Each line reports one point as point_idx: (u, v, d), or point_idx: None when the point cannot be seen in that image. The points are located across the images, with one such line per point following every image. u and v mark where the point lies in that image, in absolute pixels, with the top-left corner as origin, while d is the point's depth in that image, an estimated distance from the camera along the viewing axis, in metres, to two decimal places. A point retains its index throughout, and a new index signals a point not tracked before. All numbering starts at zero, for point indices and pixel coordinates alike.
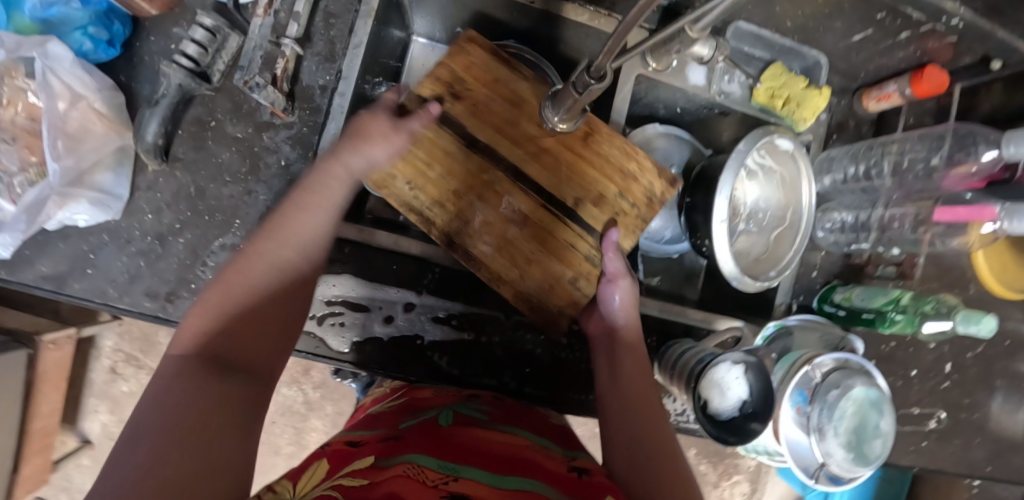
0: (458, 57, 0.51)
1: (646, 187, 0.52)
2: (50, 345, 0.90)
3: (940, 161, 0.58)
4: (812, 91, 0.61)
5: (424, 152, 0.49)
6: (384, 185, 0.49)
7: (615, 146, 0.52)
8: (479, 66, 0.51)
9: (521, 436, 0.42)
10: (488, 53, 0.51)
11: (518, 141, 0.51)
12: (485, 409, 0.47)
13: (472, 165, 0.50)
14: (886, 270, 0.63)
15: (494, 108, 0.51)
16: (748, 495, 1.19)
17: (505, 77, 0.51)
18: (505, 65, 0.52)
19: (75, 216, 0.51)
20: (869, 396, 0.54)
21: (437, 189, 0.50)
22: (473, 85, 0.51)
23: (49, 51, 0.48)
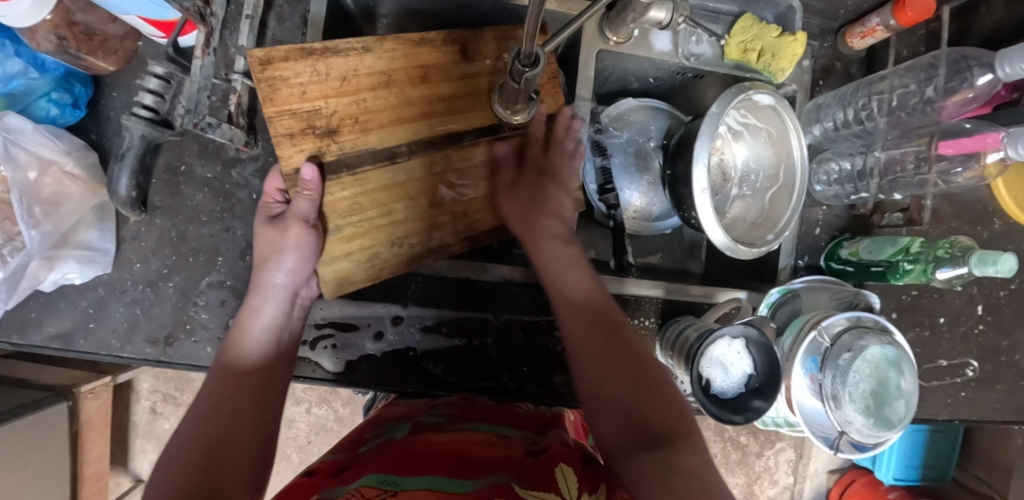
0: (281, 97, 0.45)
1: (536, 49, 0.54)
2: (88, 396, 0.96)
3: (934, 92, 0.54)
4: (786, 38, 0.56)
5: (371, 202, 0.48)
6: (374, 258, 0.50)
7: (488, 43, 0.52)
8: (313, 82, 0.46)
9: (478, 430, 0.46)
10: (297, 57, 0.45)
11: (426, 109, 0.50)
12: (447, 412, 0.50)
13: (416, 170, 0.49)
14: (893, 217, 0.59)
15: (370, 105, 0.48)
16: (795, 462, 1.15)
17: (343, 71, 0.47)
18: (324, 62, 0.46)
19: (67, 275, 0.53)
20: (887, 355, 0.51)
21: (415, 224, 0.50)
22: (331, 104, 0.46)
23: (9, 123, 0.49)
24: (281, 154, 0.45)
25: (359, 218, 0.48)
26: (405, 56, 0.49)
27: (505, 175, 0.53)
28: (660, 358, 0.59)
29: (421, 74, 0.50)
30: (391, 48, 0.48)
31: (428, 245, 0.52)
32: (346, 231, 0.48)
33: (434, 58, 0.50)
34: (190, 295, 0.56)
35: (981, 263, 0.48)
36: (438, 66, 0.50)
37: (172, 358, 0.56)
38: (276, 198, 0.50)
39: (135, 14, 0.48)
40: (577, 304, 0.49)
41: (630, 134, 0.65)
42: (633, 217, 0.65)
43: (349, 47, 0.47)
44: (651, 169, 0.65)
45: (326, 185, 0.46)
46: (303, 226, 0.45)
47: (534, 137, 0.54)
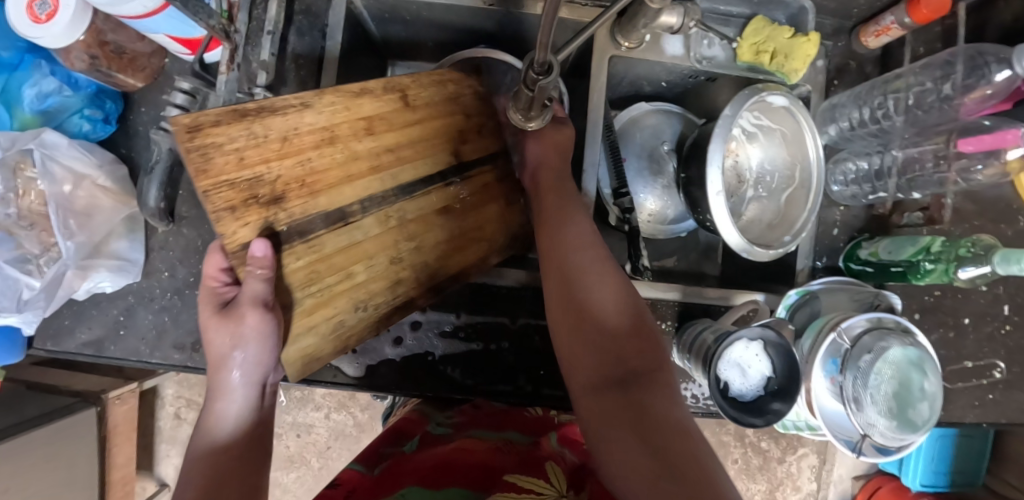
0: (206, 168, 0.34)
1: (475, 90, 0.54)
2: (116, 401, 0.99)
3: (952, 89, 0.53)
4: (800, 39, 0.56)
5: (330, 272, 0.42)
6: (339, 327, 0.45)
7: (428, 87, 0.49)
8: (247, 142, 0.36)
9: (484, 438, 0.49)
10: (229, 119, 0.35)
11: (374, 163, 0.44)
12: (452, 422, 0.54)
13: (372, 227, 0.44)
14: (913, 217, 0.58)
15: (316, 161, 0.40)
16: (818, 468, 1.13)
17: (279, 123, 0.38)
18: (260, 122, 0.37)
19: (99, 283, 0.54)
20: (909, 356, 0.50)
21: (379, 283, 0.46)
22: (250, 161, 0.36)
23: (45, 140, 0.52)
24: (223, 230, 0.36)
25: (318, 287, 0.42)
26: (348, 108, 0.42)
27: (460, 217, 0.51)
28: (677, 361, 0.59)
29: (366, 125, 0.43)
30: (333, 102, 0.41)
31: (393, 302, 0.48)
32: (307, 303, 0.42)
33: (377, 107, 0.44)
34: None
35: (1004, 262, 0.48)
36: (386, 114, 0.45)
37: (198, 364, 0.57)
38: (221, 280, 0.42)
39: (163, 32, 0.51)
40: (554, 242, 0.47)
41: (644, 138, 0.65)
42: (647, 220, 0.65)
43: (286, 104, 0.39)
44: (666, 172, 0.65)
45: (279, 257, 0.39)
46: (262, 311, 0.38)
47: (486, 178, 0.53)
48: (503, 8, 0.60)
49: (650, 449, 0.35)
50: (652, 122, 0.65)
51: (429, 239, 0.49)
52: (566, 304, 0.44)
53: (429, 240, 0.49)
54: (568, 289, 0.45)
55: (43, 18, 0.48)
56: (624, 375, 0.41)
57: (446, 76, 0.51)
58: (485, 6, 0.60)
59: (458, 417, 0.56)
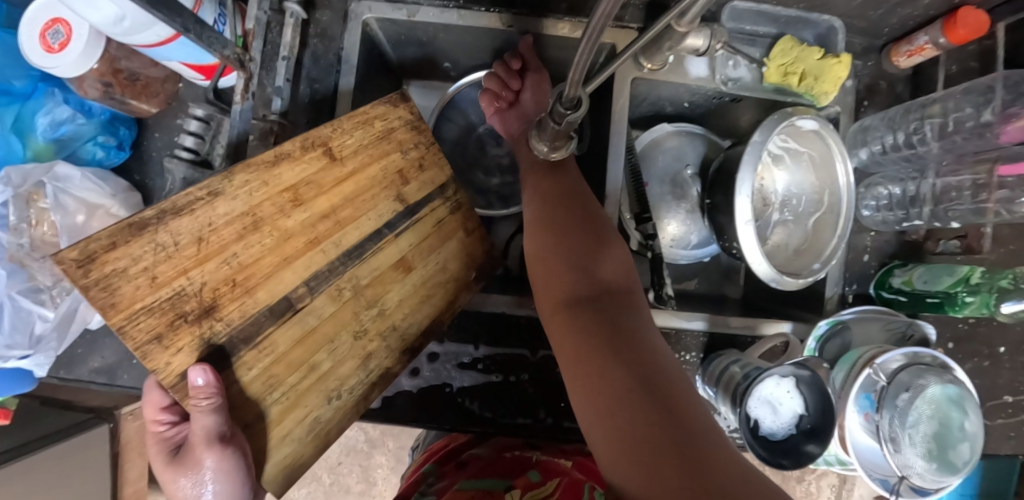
0: (123, 300, 0.31)
1: (405, 121, 0.48)
2: (128, 417, 0.98)
3: (992, 117, 0.50)
4: (830, 60, 0.54)
5: (288, 367, 0.38)
6: (315, 424, 0.41)
7: (350, 133, 0.44)
8: (160, 255, 0.32)
9: (463, 491, 0.42)
10: (128, 239, 0.31)
11: (311, 236, 0.40)
12: (437, 487, 0.47)
13: (327, 305, 0.41)
14: (949, 244, 0.56)
15: (247, 251, 0.36)
16: (838, 487, 1.11)
17: (192, 228, 0.34)
18: (166, 230, 0.33)
19: (113, 314, 0.53)
20: (948, 394, 0.48)
21: (349, 359, 0.43)
22: (167, 275, 0.33)
23: (58, 172, 0.51)
24: (154, 364, 0.33)
25: (282, 391, 0.38)
26: (266, 183, 0.38)
27: (419, 269, 0.48)
28: (702, 391, 0.57)
29: (293, 196, 0.39)
30: (247, 180, 0.37)
31: (368, 379, 0.44)
32: (275, 410, 0.38)
33: (303, 173, 0.40)
34: None
35: None
36: (313, 178, 0.41)
37: None
38: (164, 421, 0.40)
39: (177, 60, 0.50)
40: (546, 196, 0.51)
41: (666, 160, 0.63)
42: (669, 245, 0.63)
43: (193, 198, 0.34)
44: (689, 196, 0.64)
45: (229, 375, 0.35)
46: (219, 448, 0.34)
47: (438, 214, 0.50)
48: (523, 29, 0.59)
49: (623, 358, 0.37)
50: (644, 156, 0.63)
51: (391, 299, 0.45)
52: (550, 244, 0.47)
53: (390, 300, 0.45)
54: (552, 230, 0.48)
55: (56, 47, 0.47)
56: (598, 294, 0.43)
57: (370, 120, 0.45)
58: (504, 28, 0.58)
59: (442, 478, 0.49)
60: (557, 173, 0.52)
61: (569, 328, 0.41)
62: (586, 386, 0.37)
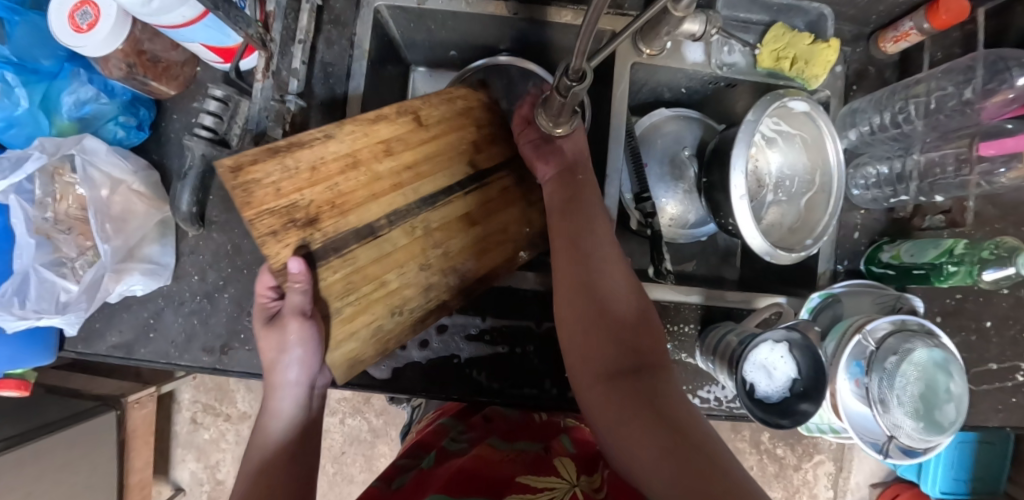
0: (250, 199, 0.40)
1: (483, 103, 0.56)
2: (134, 405, 1.00)
3: (973, 94, 0.53)
4: (820, 45, 0.57)
5: (366, 283, 0.46)
6: (379, 331, 0.49)
7: (438, 106, 0.52)
8: (283, 177, 0.41)
9: (498, 447, 0.49)
10: (266, 157, 0.41)
11: (398, 180, 0.47)
12: (468, 437, 0.52)
13: (400, 238, 0.47)
14: (934, 220, 0.58)
15: (345, 184, 0.44)
16: (834, 475, 1.12)
17: (309, 158, 0.43)
18: (291, 156, 0.42)
19: (132, 286, 0.55)
20: (934, 357, 0.50)
21: (414, 288, 0.49)
22: (290, 192, 0.41)
23: (86, 146, 0.53)
24: (267, 252, 0.41)
25: (356, 296, 0.46)
26: (366, 134, 0.46)
27: (482, 225, 0.53)
28: (700, 364, 0.59)
29: (385, 147, 0.47)
30: (355, 130, 0.45)
31: (427, 307, 0.51)
32: (346, 312, 0.46)
33: (394, 131, 0.48)
34: (245, 305, 0.58)
35: None
36: (401, 136, 0.48)
37: (227, 366, 0.58)
38: (269, 296, 0.47)
39: (199, 41, 0.52)
40: (579, 252, 0.48)
41: (664, 144, 0.66)
42: (668, 224, 0.66)
43: (312, 137, 0.43)
44: (686, 177, 0.66)
45: (317, 271, 0.43)
46: (301, 321, 0.43)
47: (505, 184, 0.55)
48: (527, 16, 0.62)
49: (670, 437, 0.37)
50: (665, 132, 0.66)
51: (454, 244, 0.51)
52: (592, 309, 0.46)
53: (454, 245, 0.51)
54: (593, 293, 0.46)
55: (85, 27, 0.49)
56: (636, 365, 0.43)
57: (454, 93, 0.54)
58: (510, 15, 0.61)
59: (471, 427, 0.55)
60: (586, 224, 0.50)
61: (617, 403, 0.41)
62: (653, 466, 0.36)
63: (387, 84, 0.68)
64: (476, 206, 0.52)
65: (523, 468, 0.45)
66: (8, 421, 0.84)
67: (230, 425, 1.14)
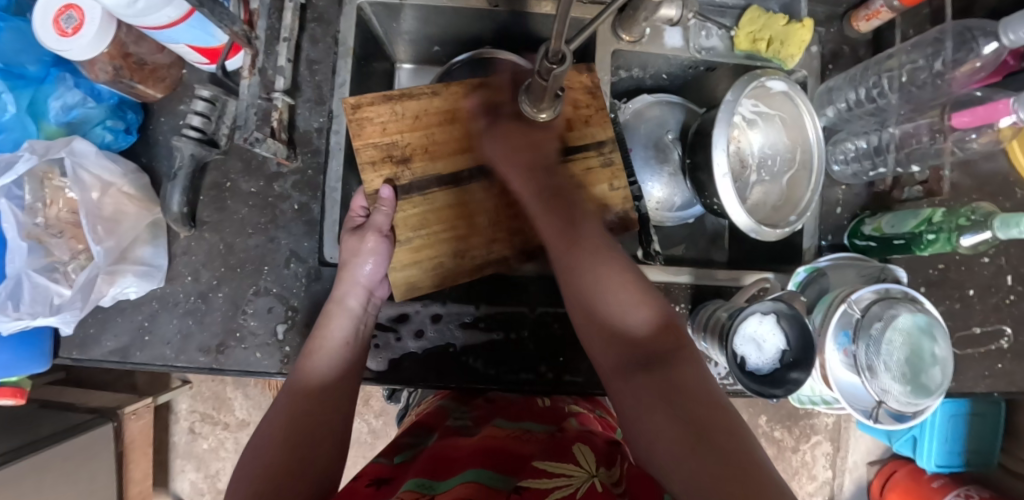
0: (366, 132, 0.51)
1: (586, 85, 0.56)
2: (132, 416, 0.98)
3: (944, 65, 0.55)
4: (795, 26, 0.58)
5: (440, 222, 0.53)
6: (439, 267, 0.54)
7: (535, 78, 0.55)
8: (392, 121, 0.52)
9: (504, 427, 0.49)
10: (380, 103, 0.52)
11: (484, 141, 0.54)
12: (471, 416, 0.54)
13: (477, 190, 0.54)
14: (913, 192, 0.60)
15: (438, 138, 0.53)
16: (832, 455, 1.14)
17: (414, 111, 0.52)
18: (399, 105, 0.52)
19: (125, 289, 0.55)
20: (918, 322, 0.52)
21: (477, 237, 0.54)
22: (399, 137, 0.52)
23: (75, 148, 0.53)
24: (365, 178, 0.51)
25: (427, 230, 0.53)
26: (468, 98, 0.54)
27: None
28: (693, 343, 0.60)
29: (481, 112, 0.54)
30: (457, 92, 0.54)
31: (488, 257, 0.55)
32: (414, 242, 0.52)
33: (492, 98, 0.54)
34: (240, 303, 0.59)
35: (1004, 226, 0.50)
36: (497, 101, 0.54)
37: (223, 366, 0.58)
38: (360, 212, 0.53)
39: (184, 42, 0.52)
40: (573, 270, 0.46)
41: (648, 129, 0.67)
42: (655, 208, 0.67)
43: (420, 92, 0.53)
44: (671, 160, 0.67)
45: (399, 202, 0.52)
46: (378, 235, 0.50)
47: (588, 164, 0.55)
48: (509, 8, 0.63)
49: (683, 421, 0.36)
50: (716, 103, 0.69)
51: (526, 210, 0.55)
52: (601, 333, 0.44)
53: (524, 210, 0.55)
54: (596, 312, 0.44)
55: (70, 31, 0.49)
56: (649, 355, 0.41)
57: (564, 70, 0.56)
58: (492, 7, 0.62)
59: (476, 411, 0.54)
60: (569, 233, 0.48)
61: (639, 413, 0.38)
62: (672, 454, 0.35)
63: (372, 80, 0.68)
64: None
65: (537, 449, 0.43)
66: (4, 435, 0.83)
67: (229, 434, 1.13)
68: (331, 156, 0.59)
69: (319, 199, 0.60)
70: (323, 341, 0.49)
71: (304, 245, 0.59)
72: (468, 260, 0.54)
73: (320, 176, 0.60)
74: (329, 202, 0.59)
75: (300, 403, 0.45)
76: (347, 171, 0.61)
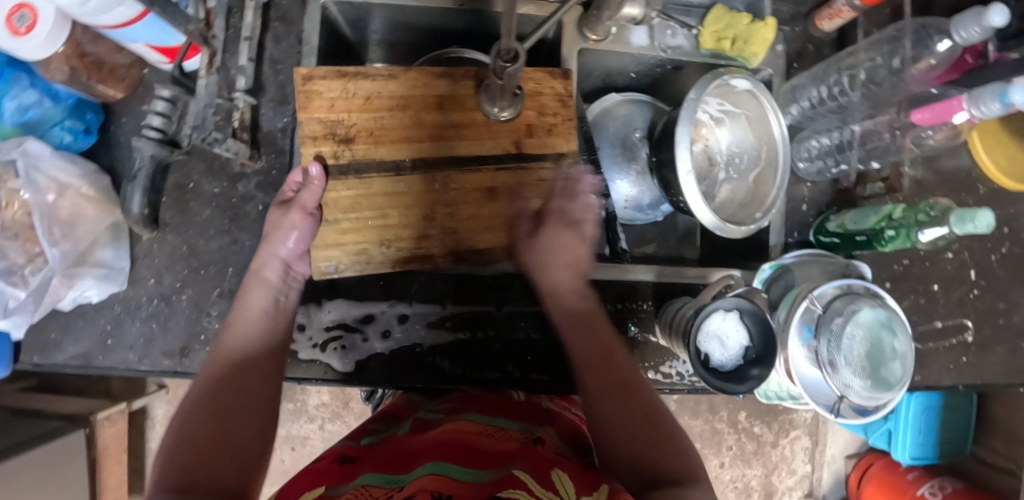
0: (313, 106, 0.49)
1: (556, 92, 0.55)
2: (105, 422, 0.97)
3: (902, 61, 0.56)
4: (758, 24, 0.59)
5: (371, 208, 0.51)
6: (364, 255, 0.52)
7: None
8: (342, 99, 0.50)
9: (476, 422, 0.46)
10: (335, 79, 0.50)
11: (435, 133, 0.52)
12: (442, 408, 0.53)
13: (416, 183, 0.51)
14: (875, 188, 0.61)
15: (386, 123, 0.51)
16: (810, 450, 1.15)
17: (367, 91, 0.50)
18: (352, 82, 0.50)
19: (85, 293, 0.55)
20: (878, 317, 0.52)
21: (409, 230, 0.52)
22: (349, 117, 0.50)
23: (28, 149, 0.52)
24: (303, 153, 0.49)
25: (356, 215, 0.51)
26: (426, 84, 0.52)
27: (500, 203, 0.54)
28: (661, 341, 0.60)
29: (438, 102, 0.52)
30: (416, 79, 0.51)
31: (416, 252, 0.52)
32: (342, 224, 0.51)
33: (452, 90, 0.52)
34: (204, 306, 0.58)
35: (960, 222, 0.49)
36: (456, 93, 0.52)
37: (187, 369, 0.58)
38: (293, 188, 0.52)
39: (141, 41, 0.52)
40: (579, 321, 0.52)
41: (616, 126, 0.67)
42: (624, 206, 0.67)
43: (377, 73, 0.51)
44: (639, 158, 0.67)
45: (330, 182, 0.50)
46: (305, 215, 0.49)
47: (543, 175, 0.54)
48: (474, 7, 0.62)
49: None
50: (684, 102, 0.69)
51: (464, 211, 0.53)
52: (620, 406, 0.46)
53: (463, 209, 0.53)
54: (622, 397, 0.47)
55: (23, 30, 0.47)
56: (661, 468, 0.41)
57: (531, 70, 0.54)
58: (457, 7, 0.62)
59: (449, 405, 0.53)
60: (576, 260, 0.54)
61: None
62: None
63: None
64: (501, 184, 0.53)
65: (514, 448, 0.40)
66: None
67: None
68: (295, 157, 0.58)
69: None
70: (241, 314, 0.50)
71: None
72: (398, 251, 0.52)
73: (284, 176, 0.59)
74: None
75: (211, 384, 0.45)
76: None
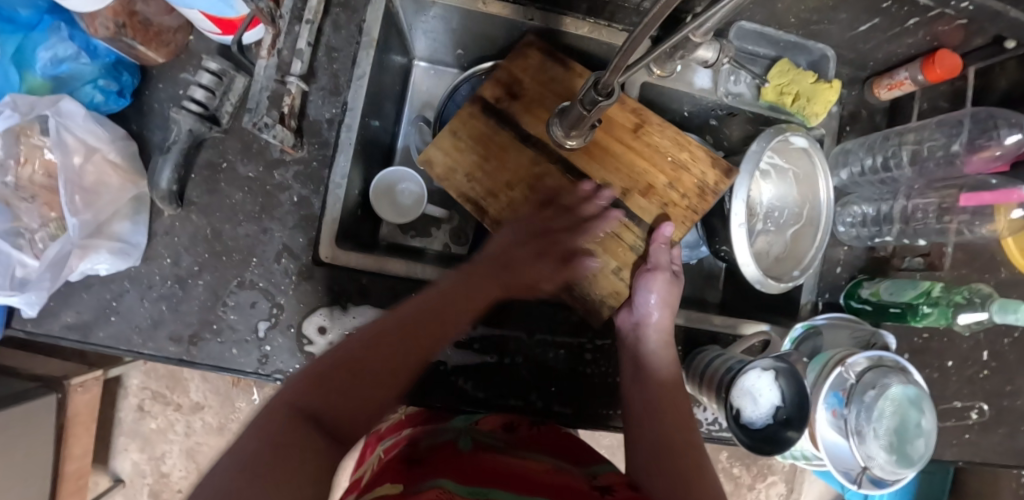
0: (517, 63, 0.58)
1: (697, 177, 0.55)
2: (77, 388, 0.91)
3: (961, 147, 0.58)
4: (823, 85, 0.60)
5: (483, 148, 0.56)
6: (449, 174, 0.55)
7: (666, 136, 0.56)
8: (536, 72, 0.58)
9: (539, 458, 0.45)
10: (542, 60, 0.58)
11: None
12: (503, 437, 0.50)
13: (526, 159, 0.55)
14: (914, 261, 0.62)
15: (548, 104, 0.57)
16: (785, 496, 1.17)
17: (559, 76, 0.58)
18: (551, 66, 0.58)
19: (96, 266, 0.50)
20: (907, 393, 0.53)
21: (492, 180, 0.55)
22: (529, 86, 0.58)
23: (62, 108, 0.48)
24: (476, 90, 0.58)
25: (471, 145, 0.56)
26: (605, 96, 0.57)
27: None
28: (685, 387, 0.60)
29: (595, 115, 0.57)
30: None
31: (483, 199, 0.55)
32: (459, 140, 0.56)
33: (616, 114, 0.56)
34: (220, 294, 0.54)
35: (1003, 311, 0.54)
36: (616, 121, 0.56)
37: (194, 358, 0.54)
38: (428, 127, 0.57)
39: (198, 9, 0.48)
40: (668, 392, 0.49)
41: None
42: None
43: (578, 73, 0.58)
44: None
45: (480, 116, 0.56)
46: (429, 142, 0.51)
47: (622, 231, 0.54)
48: (543, 24, 0.61)
49: None
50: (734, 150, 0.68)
51: (531, 201, 0.55)
52: (664, 424, 0.47)
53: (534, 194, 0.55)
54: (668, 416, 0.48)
55: None
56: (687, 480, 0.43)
57: (693, 147, 0.56)
58: (526, 21, 0.61)
59: (494, 431, 0.51)
60: (667, 329, 0.52)
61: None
62: None
63: (389, 74, 0.65)
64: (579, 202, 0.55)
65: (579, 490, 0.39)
66: None
67: (180, 416, 1.07)
68: (339, 151, 0.56)
69: (322, 194, 0.56)
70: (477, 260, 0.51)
71: (298, 241, 0.56)
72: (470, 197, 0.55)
73: (324, 169, 0.56)
74: (331, 198, 0.55)
75: (420, 338, 0.44)
76: (354, 168, 0.58)
